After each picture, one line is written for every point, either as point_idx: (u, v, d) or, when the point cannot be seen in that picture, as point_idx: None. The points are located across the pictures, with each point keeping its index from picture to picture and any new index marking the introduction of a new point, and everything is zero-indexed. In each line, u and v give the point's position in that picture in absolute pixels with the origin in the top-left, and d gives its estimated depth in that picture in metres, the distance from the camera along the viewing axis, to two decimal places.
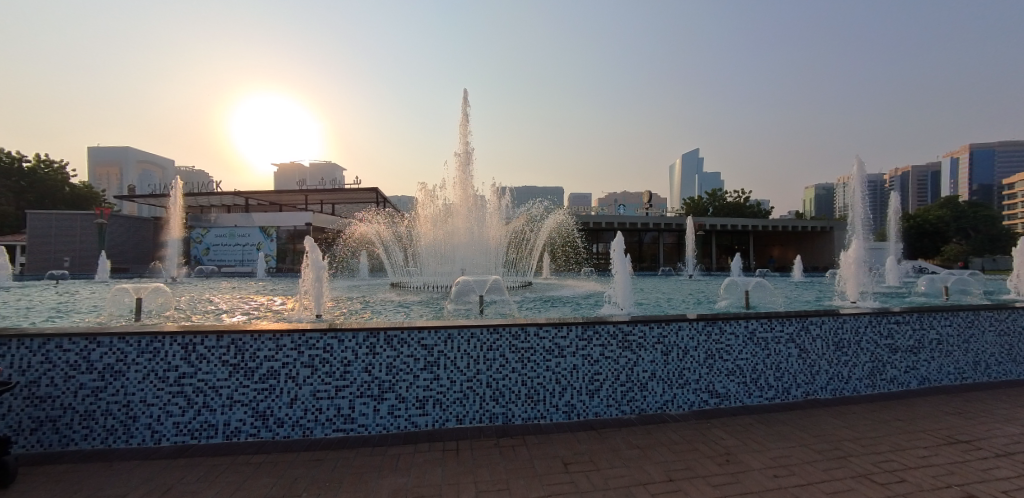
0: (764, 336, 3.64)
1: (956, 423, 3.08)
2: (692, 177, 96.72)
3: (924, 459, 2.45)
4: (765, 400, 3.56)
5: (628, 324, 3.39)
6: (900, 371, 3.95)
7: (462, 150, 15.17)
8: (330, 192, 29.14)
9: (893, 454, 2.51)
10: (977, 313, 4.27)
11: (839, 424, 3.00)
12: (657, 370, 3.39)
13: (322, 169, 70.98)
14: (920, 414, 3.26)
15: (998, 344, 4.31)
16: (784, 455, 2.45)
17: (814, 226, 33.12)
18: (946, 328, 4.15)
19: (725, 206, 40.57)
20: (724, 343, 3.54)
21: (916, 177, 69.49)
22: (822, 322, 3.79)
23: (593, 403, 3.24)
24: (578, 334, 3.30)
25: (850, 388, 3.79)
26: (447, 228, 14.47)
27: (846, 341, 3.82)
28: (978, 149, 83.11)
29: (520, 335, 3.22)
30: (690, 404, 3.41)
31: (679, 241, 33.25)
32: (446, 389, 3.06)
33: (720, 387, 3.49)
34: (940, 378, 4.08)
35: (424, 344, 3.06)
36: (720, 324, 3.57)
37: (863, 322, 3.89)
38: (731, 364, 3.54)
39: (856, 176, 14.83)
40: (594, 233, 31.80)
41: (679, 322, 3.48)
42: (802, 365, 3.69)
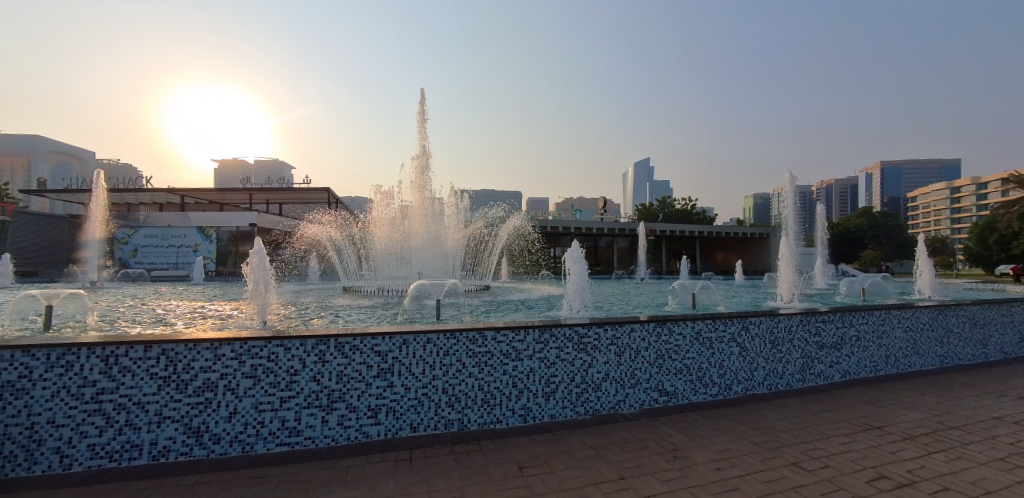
0: (709, 336, 3.86)
1: (872, 411, 3.42)
2: (643, 184, 101.52)
3: (846, 445, 2.69)
4: (709, 397, 3.78)
5: (584, 327, 3.45)
6: (825, 366, 4.33)
7: (420, 151, 14.91)
8: (278, 191, 27.64)
9: (820, 442, 2.74)
10: (889, 312, 4.76)
11: (775, 417, 3.24)
12: (610, 371, 3.49)
13: (270, 167, 67.47)
14: (843, 405, 3.58)
15: (906, 339, 4.84)
16: (726, 448, 2.59)
17: (753, 232, 35.67)
18: (863, 326, 4.59)
19: (674, 213, 42.69)
20: (673, 343, 3.71)
21: (838, 189, 76.84)
22: (761, 322, 4.07)
23: (549, 405, 3.28)
24: (535, 337, 3.32)
25: (783, 383, 4.10)
26: (404, 231, 14.17)
27: (781, 339, 4.13)
28: (889, 168, 93.15)
29: (477, 339, 3.19)
30: (641, 403, 3.54)
31: (632, 246, 34.59)
32: (401, 397, 2.97)
33: (669, 386, 3.65)
34: (858, 371, 4.52)
35: (378, 351, 2.96)
36: (670, 326, 3.73)
37: (795, 322, 4.22)
38: (679, 364, 3.71)
39: (789, 188, 16.11)
40: (553, 236, 32.33)
41: (632, 324, 3.60)
42: (742, 362, 3.94)
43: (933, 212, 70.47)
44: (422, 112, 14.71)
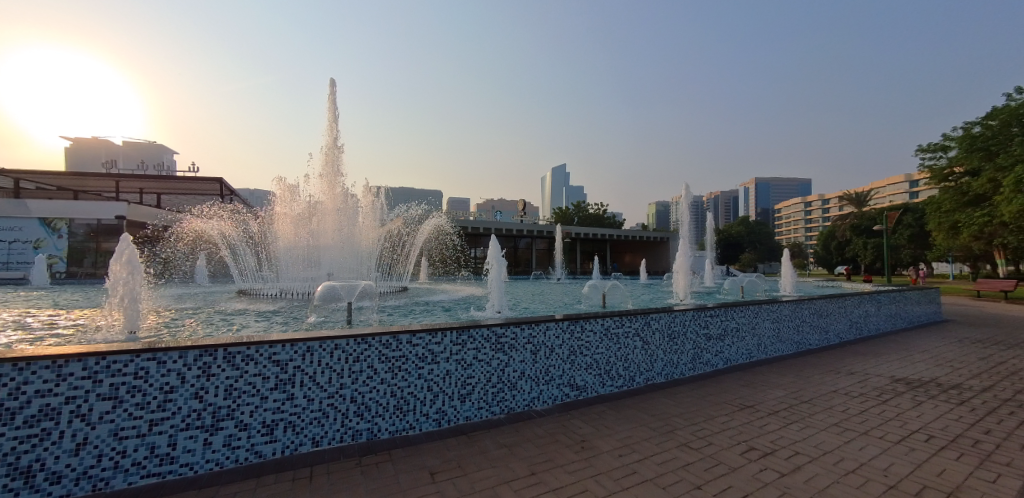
0: (617, 331, 4.14)
1: (747, 392, 3.96)
2: (560, 189, 106.63)
3: (725, 424, 3.07)
4: (616, 388, 4.05)
5: (502, 327, 3.46)
6: (712, 355, 4.90)
7: (329, 143, 13.87)
8: (156, 179, 23.81)
9: (706, 422, 3.08)
10: (760, 306, 5.56)
11: (670, 403, 3.59)
12: (526, 369, 3.56)
13: (146, 150, 57.79)
14: (725, 388, 4.10)
15: (772, 329, 5.68)
16: (628, 435, 2.80)
17: (655, 236, 39.35)
18: (741, 318, 5.30)
19: (588, 217, 45.42)
20: (584, 339, 3.91)
21: (722, 201, 88.42)
22: (660, 318, 4.47)
23: (464, 407, 3.24)
24: (452, 339, 3.25)
25: (677, 372, 4.56)
26: (312, 229, 13.08)
27: (677, 332, 4.59)
28: (761, 183, 109.45)
29: (391, 344, 3.02)
30: (554, 398, 3.67)
31: (550, 248, 36.00)
32: (302, 410, 2.71)
33: (580, 380, 3.84)
34: (737, 357, 5.20)
35: (276, 361, 2.66)
36: (582, 323, 3.92)
37: (689, 317, 4.72)
38: (590, 358, 3.92)
39: (684, 198, 18.05)
40: (473, 237, 32.32)
41: (547, 322, 3.71)
42: (644, 355, 4.30)
43: (791, 222, 84.46)
44: (331, 100, 13.69)
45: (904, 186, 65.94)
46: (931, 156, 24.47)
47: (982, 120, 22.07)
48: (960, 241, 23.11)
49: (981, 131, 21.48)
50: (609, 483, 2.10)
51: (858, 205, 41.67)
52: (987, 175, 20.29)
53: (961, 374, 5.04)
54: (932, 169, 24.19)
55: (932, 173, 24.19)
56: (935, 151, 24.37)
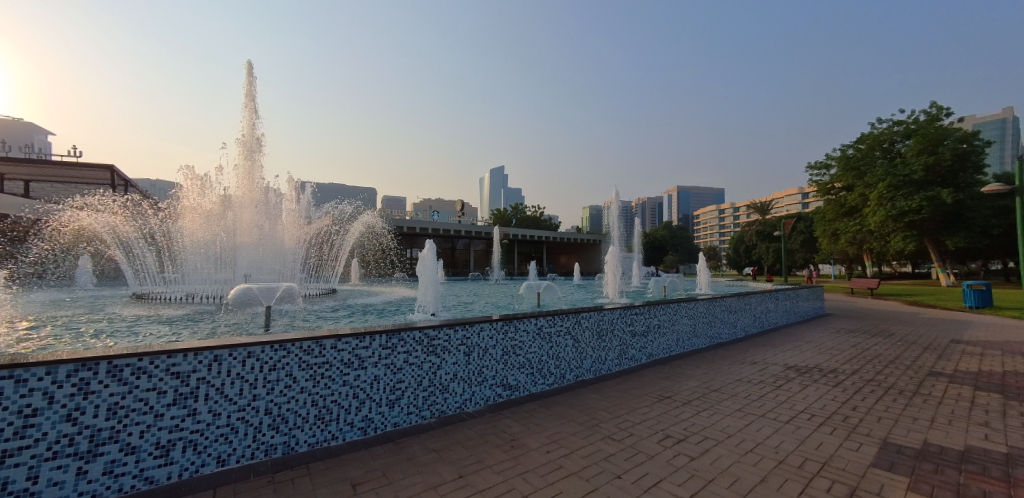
0: (549, 330, 4.25)
1: (665, 384, 4.28)
2: (498, 190, 107.25)
3: (645, 415, 3.28)
4: (547, 386, 4.16)
5: (435, 329, 3.39)
6: (636, 350, 5.22)
7: (247, 132, 12.67)
8: (23, 164, 20.10)
9: (627, 415, 3.28)
10: (679, 304, 6.02)
11: (597, 398, 3.76)
12: (459, 370, 3.52)
13: (12, 128, 48.78)
14: (647, 381, 4.39)
15: (689, 325, 6.19)
16: (556, 431, 2.88)
17: (589, 239, 41.14)
18: (663, 315, 5.71)
19: (526, 220, 46.28)
20: (518, 339, 3.96)
21: (649, 207, 94.98)
22: (590, 317, 4.67)
23: (393, 413, 3.13)
24: (382, 343, 3.11)
25: (605, 368, 4.79)
26: (225, 227, 11.86)
27: (605, 330, 4.82)
28: (683, 191, 118.92)
29: (313, 349, 2.82)
30: (486, 399, 3.68)
31: (488, 249, 36.09)
32: (206, 427, 2.43)
33: (512, 379, 3.88)
34: (658, 352, 5.59)
35: (176, 373, 2.35)
36: (516, 323, 3.97)
37: (616, 315, 4.98)
38: (522, 358, 3.99)
39: (614, 203, 19.04)
40: (409, 237, 31.40)
41: (481, 323, 3.70)
42: (574, 353, 4.46)
43: (707, 226, 93.03)
44: (249, 85, 12.54)
45: (797, 197, 75.70)
46: (817, 172, 28.33)
47: (854, 143, 26.03)
48: (838, 246, 27.01)
49: (853, 153, 25.31)
50: (535, 480, 2.14)
51: (762, 213, 47.04)
52: (859, 190, 23.99)
53: (836, 360, 5.88)
54: (817, 184, 27.99)
55: (818, 187, 27.96)
56: (820, 168, 28.23)
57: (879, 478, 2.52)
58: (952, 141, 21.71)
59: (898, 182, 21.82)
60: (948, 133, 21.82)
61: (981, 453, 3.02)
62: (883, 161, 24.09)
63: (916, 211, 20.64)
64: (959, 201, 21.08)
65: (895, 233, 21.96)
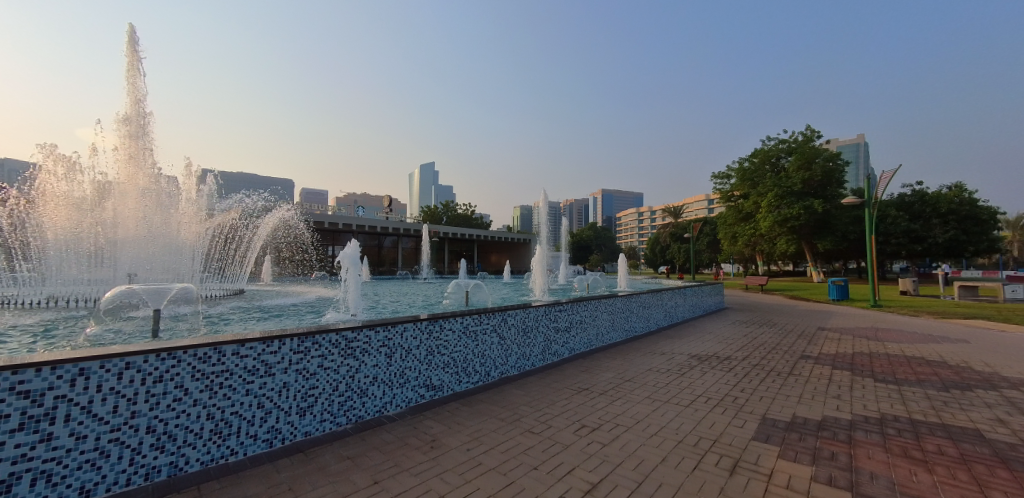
0: (475, 328, 4.26)
1: (584, 376, 4.52)
2: (428, 187, 104.66)
3: (564, 407, 3.45)
4: (471, 384, 4.17)
5: (353, 331, 3.23)
6: (559, 345, 5.44)
7: (132, 109, 10.98)
8: None
9: (547, 408, 3.42)
10: (600, 301, 6.38)
11: (519, 393, 3.86)
12: (379, 374, 3.39)
13: None
14: (568, 375, 4.60)
15: (608, 320, 6.58)
16: (477, 429, 2.90)
17: (520, 238, 41.92)
18: (585, 311, 6.00)
19: (457, 218, 45.88)
20: (442, 339, 3.91)
21: (577, 209, 99.53)
22: (516, 314, 4.77)
23: (303, 422, 2.92)
24: (293, 347, 2.89)
25: (529, 364, 4.92)
26: (100, 219, 10.15)
27: (530, 327, 4.95)
28: (608, 195, 126.09)
29: (210, 357, 2.51)
30: (407, 401, 3.59)
31: (417, 247, 35.14)
32: (64, 455, 2.02)
33: (435, 380, 3.83)
34: (579, 346, 5.87)
35: (23, 392, 1.91)
36: (441, 322, 3.92)
37: (541, 312, 5.15)
38: (447, 358, 3.95)
39: (543, 204, 19.61)
40: (331, 234, 29.39)
41: (404, 324, 3.59)
42: (499, 350, 4.52)
43: (629, 228, 99.86)
44: (132, 54, 10.87)
45: (704, 203, 84.45)
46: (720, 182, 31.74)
47: (748, 157, 29.55)
48: (736, 247, 30.50)
49: (748, 166, 28.73)
50: (453, 479, 2.14)
51: (675, 216, 51.57)
52: (753, 198, 27.32)
53: (731, 348, 6.64)
54: (720, 191, 31.31)
55: (721, 195, 31.27)
56: (722, 178, 31.65)
57: (758, 449, 2.90)
58: (822, 160, 25.62)
59: (783, 192, 25.26)
60: (819, 153, 25.68)
61: (833, 421, 3.62)
62: (771, 174, 27.68)
63: (796, 217, 24.05)
64: (827, 210, 24.97)
65: (780, 237, 25.38)
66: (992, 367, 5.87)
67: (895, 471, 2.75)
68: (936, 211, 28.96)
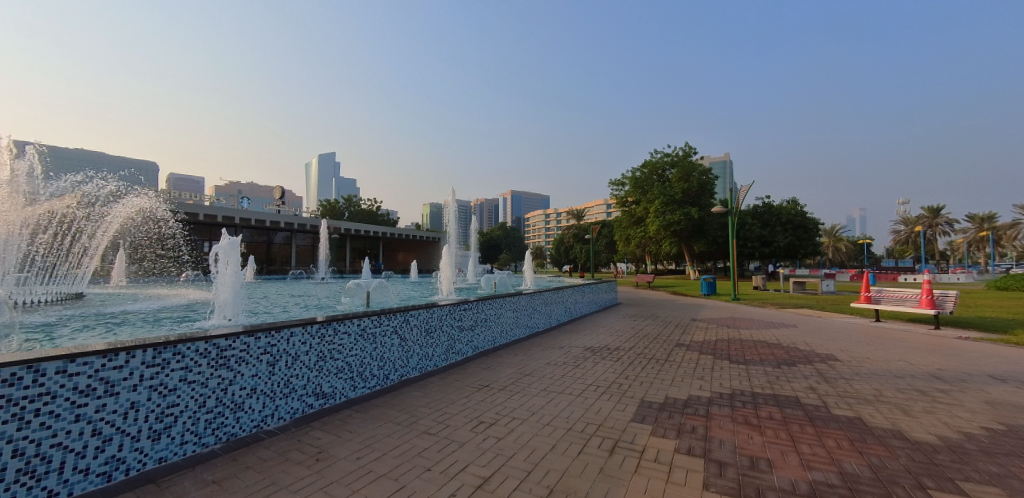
0: (374, 331, 4.08)
1: (485, 373, 4.62)
2: (328, 179, 96.51)
3: (463, 405, 3.49)
4: (367, 390, 3.98)
5: (227, 338, 2.84)
6: (463, 344, 5.48)
7: None
8: None
9: (447, 407, 3.43)
10: (505, 299, 6.58)
11: (419, 395, 3.81)
12: (258, 384, 3.06)
13: None
14: (470, 373, 4.66)
15: (512, 317, 6.82)
16: (370, 435, 2.80)
17: (429, 236, 41.07)
18: (490, 310, 6.13)
19: (360, 213, 43.31)
20: (336, 343, 3.67)
21: (487, 208, 100.89)
22: (419, 314, 4.67)
23: (158, 446, 2.48)
24: (146, 359, 2.42)
25: (431, 364, 4.87)
26: None
27: (434, 327, 4.90)
28: (518, 196, 130.10)
29: (22, 378, 1.96)
30: (293, 412, 3.30)
31: (314, 244, 32.37)
32: None
33: (326, 387, 3.58)
34: (483, 344, 5.97)
35: None
36: (336, 325, 3.67)
37: (446, 311, 5.12)
38: (341, 362, 3.73)
39: (452, 202, 19.50)
40: (206, 228, 25.61)
41: (291, 329, 3.28)
42: (400, 352, 4.40)
43: (536, 229, 104.36)
44: None
45: (603, 207, 91.97)
46: (616, 188, 34.82)
47: (640, 167, 32.82)
48: (629, 248, 33.71)
49: (640, 175, 31.95)
50: (339, 491, 2.04)
51: (578, 218, 55.31)
52: (643, 205, 30.49)
53: (620, 339, 7.35)
54: (617, 197, 34.26)
55: (617, 200, 34.26)
56: (619, 185, 34.75)
57: (634, 429, 3.27)
58: (698, 174, 29.59)
59: (667, 200, 28.63)
60: (695, 167, 29.59)
61: (695, 399, 4.23)
62: (658, 183, 31.16)
63: (676, 222, 27.44)
64: (701, 217, 28.90)
65: (664, 240, 28.71)
66: (809, 345, 7.42)
67: (737, 436, 3.31)
68: (779, 220, 35.35)
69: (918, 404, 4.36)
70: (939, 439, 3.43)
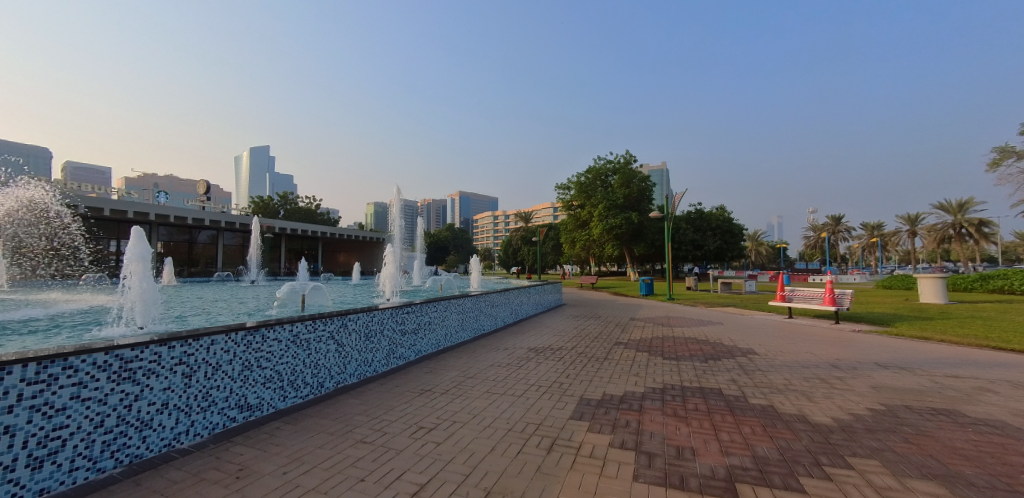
0: (308, 337, 3.87)
1: (427, 378, 4.56)
2: (262, 174, 89.80)
3: (401, 411, 3.41)
4: (298, 400, 3.76)
5: (134, 349, 2.53)
6: (405, 348, 5.35)
7: None
8: None
9: (385, 414, 3.33)
10: (450, 302, 6.53)
11: (356, 403, 3.68)
12: (172, 398, 2.76)
13: None
14: (410, 378, 4.57)
15: (457, 319, 6.78)
16: (301, 448, 2.66)
17: (373, 237, 39.64)
18: (434, 313, 6.05)
19: (297, 212, 40.80)
20: (265, 350, 3.43)
21: (435, 209, 99.44)
22: (358, 318, 4.50)
23: (42, 475, 2.13)
24: (30, 374, 2.08)
25: (370, 370, 4.70)
26: None
27: (374, 331, 4.75)
28: (467, 197, 129.37)
29: None
30: (213, 427, 3.03)
31: (244, 244, 30.01)
32: None
33: (252, 398, 3.33)
34: (427, 348, 5.87)
35: None
36: (264, 332, 3.43)
37: (387, 315, 4.97)
38: (270, 371, 3.49)
39: (396, 202, 18.95)
40: (114, 225, 23.03)
41: (213, 337, 3.01)
42: (337, 358, 4.21)
43: (484, 230, 104.43)
44: None
45: (550, 210, 94.15)
46: (563, 192, 35.82)
47: (584, 173, 33.97)
48: (574, 250, 34.77)
49: (584, 180, 33.12)
50: None
51: (525, 221, 56.19)
52: (587, 209, 31.65)
53: (563, 339, 7.57)
54: (563, 201, 35.22)
55: (563, 204, 35.21)
56: (565, 189, 35.77)
57: (572, 427, 3.38)
58: (637, 181, 31.25)
59: (609, 205, 29.94)
60: (636, 175, 31.20)
61: (630, 395, 4.46)
62: (601, 188, 32.48)
63: (617, 226, 28.81)
64: (640, 222, 30.53)
65: (607, 242, 29.99)
66: (733, 341, 8.10)
67: (666, 428, 3.54)
68: (708, 225, 38.26)
69: (819, 390, 4.92)
70: (834, 421, 3.91)
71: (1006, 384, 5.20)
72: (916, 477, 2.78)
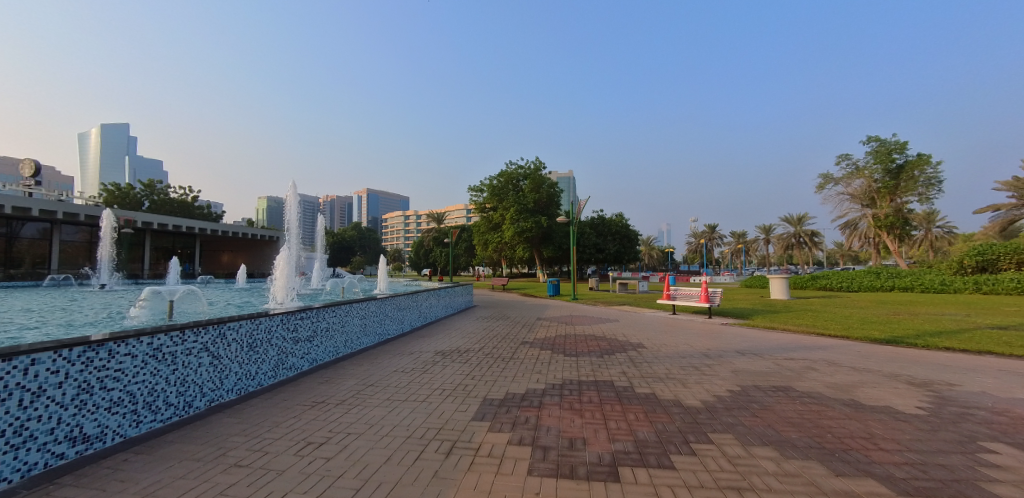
0: (172, 351, 3.35)
1: (320, 388, 4.24)
2: (118, 157, 74.97)
3: (287, 427, 3.13)
4: (157, 424, 3.23)
5: None
6: (297, 358, 4.92)
7: None
8: None
9: (267, 432, 3.03)
10: (351, 306, 6.16)
11: (232, 422, 3.28)
12: None
13: None
14: (302, 389, 4.22)
15: (359, 324, 6.42)
16: (157, 480, 2.30)
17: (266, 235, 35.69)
18: (332, 318, 5.66)
19: (167, 204, 35.04)
20: (114, 368, 2.89)
21: (340, 206, 92.86)
22: (239, 327, 4.01)
23: None
24: None
25: (254, 384, 4.23)
26: None
27: (259, 340, 4.28)
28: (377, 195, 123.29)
29: None
30: (35, 467, 2.45)
31: (91, 241, 24.83)
32: None
33: (92, 427, 2.77)
34: (323, 356, 5.46)
35: None
36: (114, 346, 2.89)
37: (275, 322, 4.51)
38: (119, 393, 2.95)
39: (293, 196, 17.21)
40: None
41: (38, 355, 2.44)
42: (211, 373, 3.72)
43: (395, 231, 100.50)
44: None
45: (464, 212, 94.19)
46: (476, 194, 36.04)
47: (497, 176, 34.60)
48: (487, 252, 35.20)
49: (497, 184, 33.74)
50: None
51: (438, 222, 55.30)
52: (500, 212, 32.30)
53: (471, 341, 7.63)
54: (476, 203, 35.40)
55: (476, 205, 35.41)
56: (478, 191, 36.01)
57: (473, 428, 3.42)
58: (547, 186, 32.68)
59: (521, 209, 30.92)
60: (545, 180, 32.58)
61: (532, 392, 4.66)
62: (513, 192, 33.36)
63: (527, 229, 29.88)
64: (549, 225, 32.03)
65: (517, 245, 30.90)
66: (626, 336, 8.92)
67: (562, 422, 3.78)
68: (609, 231, 41.68)
69: (691, 377, 5.67)
70: (701, 402, 4.55)
71: (824, 363, 6.53)
72: (757, 444, 3.37)
